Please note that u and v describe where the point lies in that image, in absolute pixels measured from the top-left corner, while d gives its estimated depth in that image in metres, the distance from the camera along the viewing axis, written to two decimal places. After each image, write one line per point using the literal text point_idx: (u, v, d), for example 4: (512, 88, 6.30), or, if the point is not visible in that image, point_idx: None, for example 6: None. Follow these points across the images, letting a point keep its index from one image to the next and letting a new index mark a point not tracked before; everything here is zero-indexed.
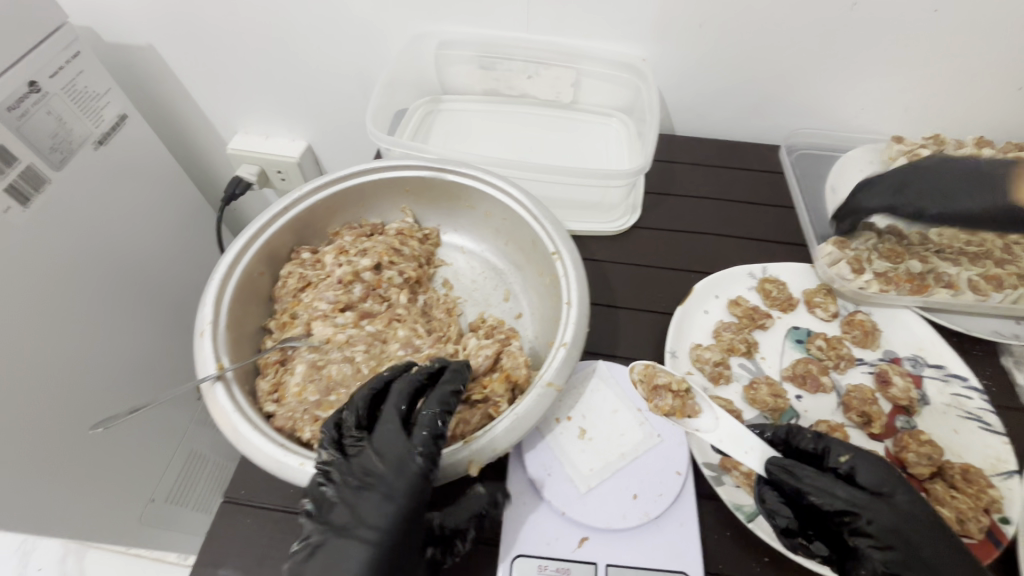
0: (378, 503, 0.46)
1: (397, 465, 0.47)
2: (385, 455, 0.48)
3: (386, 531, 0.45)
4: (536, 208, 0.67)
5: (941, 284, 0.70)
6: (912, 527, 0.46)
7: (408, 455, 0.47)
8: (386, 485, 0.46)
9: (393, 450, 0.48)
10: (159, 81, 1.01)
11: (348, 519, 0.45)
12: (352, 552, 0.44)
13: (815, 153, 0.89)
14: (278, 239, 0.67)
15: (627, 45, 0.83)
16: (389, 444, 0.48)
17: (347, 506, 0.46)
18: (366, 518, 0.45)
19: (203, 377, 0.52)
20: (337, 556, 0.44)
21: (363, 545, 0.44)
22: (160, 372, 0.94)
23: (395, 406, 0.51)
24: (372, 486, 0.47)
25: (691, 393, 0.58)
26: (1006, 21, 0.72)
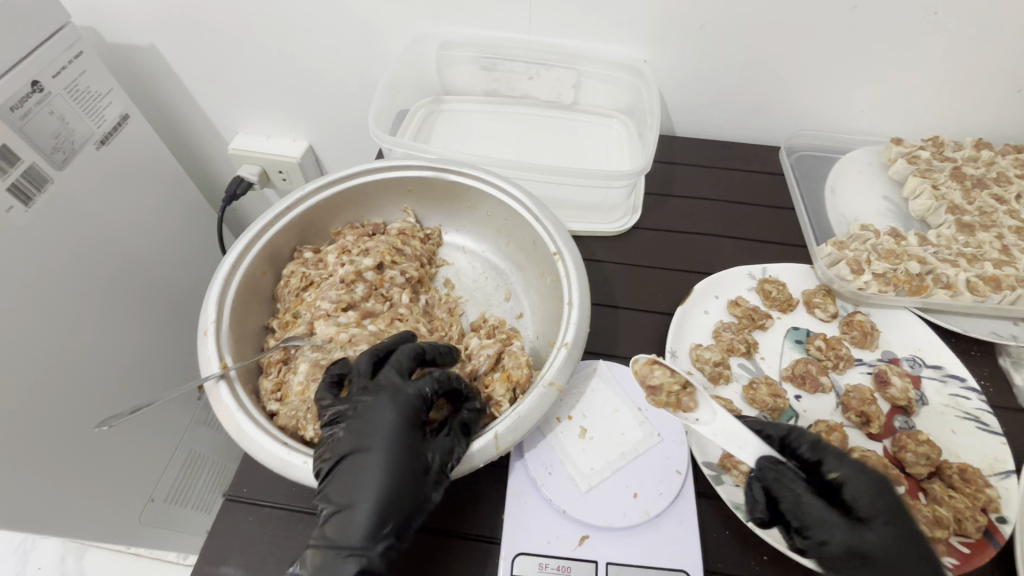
0: (386, 425, 0.49)
1: (391, 387, 0.50)
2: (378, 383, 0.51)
3: (389, 440, 0.47)
4: (538, 209, 0.67)
5: (939, 285, 0.71)
6: (872, 557, 0.45)
7: (399, 382, 0.51)
8: (381, 406, 0.49)
9: (386, 379, 0.51)
10: (161, 81, 1.02)
11: (352, 441, 0.48)
12: (366, 465, 0.46)
13: (815, 155, 0.90)
14: (281, 239, 0.67)
15: (628, 46, 0.84)
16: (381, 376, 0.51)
17: (349, 431, 0.48)
18: (369, 435, 0.47)
19: (207, 376, 0.53)
20: (351, 472, 0.46)
21: (372, 456, 0.46)
22: (161, 371, 0.94)
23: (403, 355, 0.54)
24: (369, 410, 0.49)
25: (689, 388, 0.56)
26: (1005, 23, 0.72)
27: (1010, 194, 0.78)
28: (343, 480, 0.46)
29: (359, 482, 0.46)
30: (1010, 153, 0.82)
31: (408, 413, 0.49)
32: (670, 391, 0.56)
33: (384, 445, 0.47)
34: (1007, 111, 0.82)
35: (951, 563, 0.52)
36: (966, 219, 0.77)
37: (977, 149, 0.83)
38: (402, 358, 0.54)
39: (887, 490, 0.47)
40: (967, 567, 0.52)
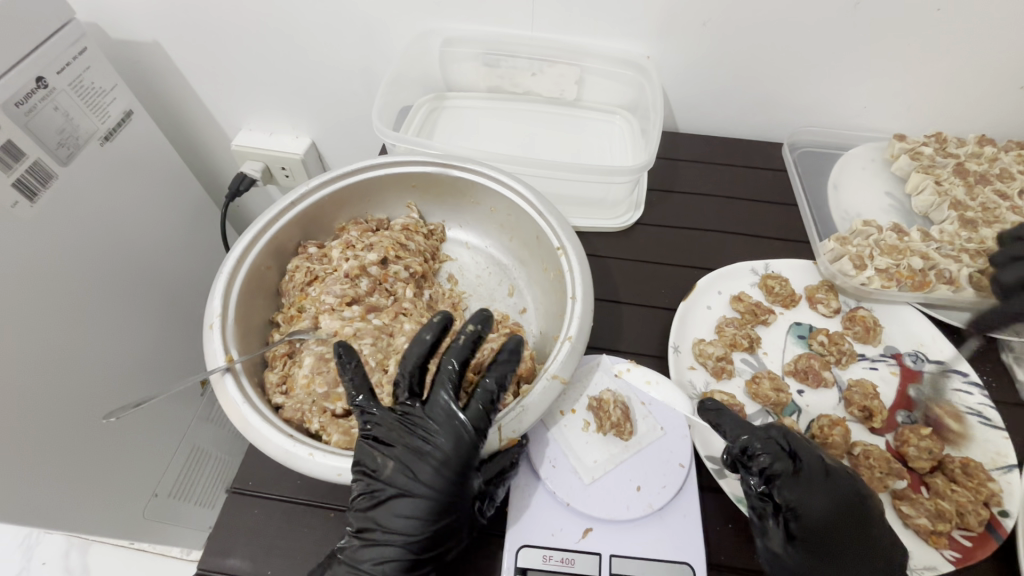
0: (433, 465, 0.49)
1: (451, 429, 0.50)
2: (438, 420, 0.51)
3: (439, 488, 0.49)
4: (541, 204, 0.68)
5: (942, 281, 0.71)
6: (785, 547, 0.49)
7: (461, 420, 0.50)
8: (438, 449, 0.50)
9: (446, 418, 0.51)
10: (164, 77, 1.02)
11: (404, 478, 0.49)
12: (411, 505, 0.49)
13: (816, 151, 0.90)
14: (286, 234, 0.68)
15: (631, 43, 0.84)
16: (442, 411, 0.51)
17: (402, 466, 0.50)
18: (421, 476, 0.49)
19: (213, 369, 0.53)
20: (396, 507, 0.49)
21: (419, 500, 0.49)
22: (165, 366, 0.94)
23: (450, 378, 0.52)
24: (426, 449, 0.50)
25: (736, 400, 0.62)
26: (1008, 19, 0.72)
27: (1013, 190, 0.78)
28: (387, 512, 0.49)
29: (402, 522, 0.48)
30: (1014, 150, 0.82)
31: (462, 459, 0.50)
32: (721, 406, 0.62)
33: (434, 492, 0.49)
34: (1010, 107, 0.82)
35: (952, 556, 0.53)
36: (969, 215, 0.77)
37: (980, 145, 0.83)
38: (452, 374, 0.52)
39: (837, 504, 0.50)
40: (969, 560, 0.52)
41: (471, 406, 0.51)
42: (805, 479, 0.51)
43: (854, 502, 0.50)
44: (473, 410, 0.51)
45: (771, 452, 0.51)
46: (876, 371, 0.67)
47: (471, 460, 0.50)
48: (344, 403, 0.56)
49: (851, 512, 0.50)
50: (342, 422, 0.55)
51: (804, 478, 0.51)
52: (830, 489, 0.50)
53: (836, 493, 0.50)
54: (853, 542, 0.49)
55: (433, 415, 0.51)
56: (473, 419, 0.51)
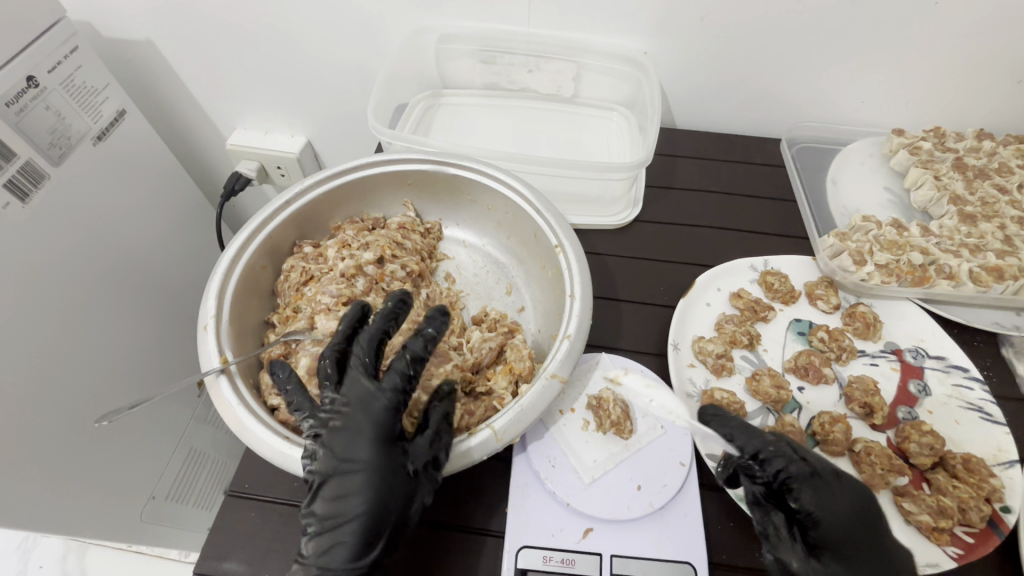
0: (355, 440, 0.48)
1: (363, 401, 0.49)
2: (349, 397, 0.49)
3: (369, 459, 0.47)
4: (538, 201, 0.67)
5: (941, 276, 0.70)
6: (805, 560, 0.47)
7: (372, 393, 0.49)
8: (356, 424, 0.48)
9: (358, 392, 0.50)
10: (157, 76, 1.01)
11: (332, 461, 0.47)
12: (351, 484, 0.47)
13: (815, 147, 0.90)
14: (281, 233, 0.67)
15: (629, 38, 0.83)
16: (354, 386, 0.50)
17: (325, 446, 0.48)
18: (349, 455, 0.47)
19: (207, 370, 0.52)
20: (334, 489, 0.47)
21: (356, 477, 0.47)
22: (160, 368, 0.94)
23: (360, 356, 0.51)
24: (344, 428, 0.48)
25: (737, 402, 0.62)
26: (1009, 12, 0.71)
27: (1012, 185, 0.78)
28: (328, 494, 0.47)
29: (348, 499, 0.46)
30: (1012, 144, 0.82)
31: (383, 427, 0.48)
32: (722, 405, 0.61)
33: (366, 466, 0.47)
34: (1008, 102, 0.82)
35: (954, 553, 0.52)
36: (967, 210, 0.76)
37: (979, 140, 0.83)
38: (364, 352, 0.51)
39: (854, 511, 0.48)
40: (970, 556, 0.52)
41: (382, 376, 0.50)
42: (820, 483, 0.49)
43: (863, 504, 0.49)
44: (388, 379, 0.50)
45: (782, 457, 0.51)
46: (876, 367, 0.66)
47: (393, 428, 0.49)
48: None
49: (864, 516, 0.48)
50: None
51: (815, 482, 0.50)
52: (842, 492, 0.49)
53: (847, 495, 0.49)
54: (874, 549, 0.47)
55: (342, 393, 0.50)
56: (387, 389, 0.50)
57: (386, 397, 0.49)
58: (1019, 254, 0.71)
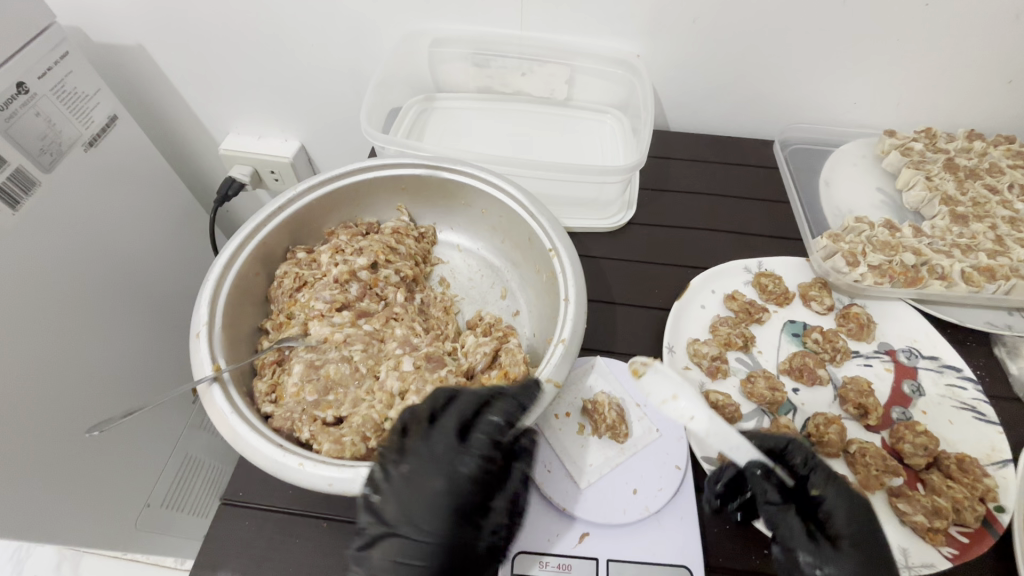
0: (434, 503, 0.48)
1: (448, 468, 0.49)
2: (432, 458, 0.49)
3: (438, 530, 0.47)
4: (532, 205, 0.67)
5: (934, 276, 0.70)
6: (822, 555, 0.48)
7: (458, 456, 0.50)
8: (434, 489, 0.48)
9: (443, 456, 0.50)
10: (149, 81, 1.00)
11: (405, 519, 0.47)
12: (411, 546, 0.46)
13: (808, 148, 0.90)
14: (274, 239, 0.66)
15: (622, 41, 0.83)
16: (441, 450, 0.50)
17: (396, 502, 0.47)
18: (419, 516, 0.47)
19: (199, 379, 0.52)
20: (393, 548, 0.46)
21: (418, 541, 0.47)
22: (153, 375, 0.93)
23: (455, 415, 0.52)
24: (421, 490, 0.48)
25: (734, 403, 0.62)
26: (997, 13, 0.72)
27: (1002, 184, 0.79)
28: (385, 550, 0.46)
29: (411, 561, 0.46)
30: (1002, 144, 0.83)
31: (460, 498, 0.48)
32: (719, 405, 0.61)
33: (434, 533, 0.47)
34: (998, 102, 0.83)
35: (949, 553, 0.52)
36: (959, 210, 0.77)
37: (969, 140, 0.83)
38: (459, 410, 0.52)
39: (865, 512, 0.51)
40: (965, 556, 0.52)
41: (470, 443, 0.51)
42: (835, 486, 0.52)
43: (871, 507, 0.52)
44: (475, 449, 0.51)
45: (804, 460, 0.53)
46: (870, 367, 0.66)
47: (468, 500, 0.49)
48: (334, 411, 0.55)
49: (872, 517, 0.50)
50: (332, 431, 0.53)
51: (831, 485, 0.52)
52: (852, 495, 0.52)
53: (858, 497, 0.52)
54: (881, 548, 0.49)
55: (425, 452, 0.50)
56: (473, 462, 0.50)
57: (470, 469, 0.50)
58: (1010, 255, 0.72)
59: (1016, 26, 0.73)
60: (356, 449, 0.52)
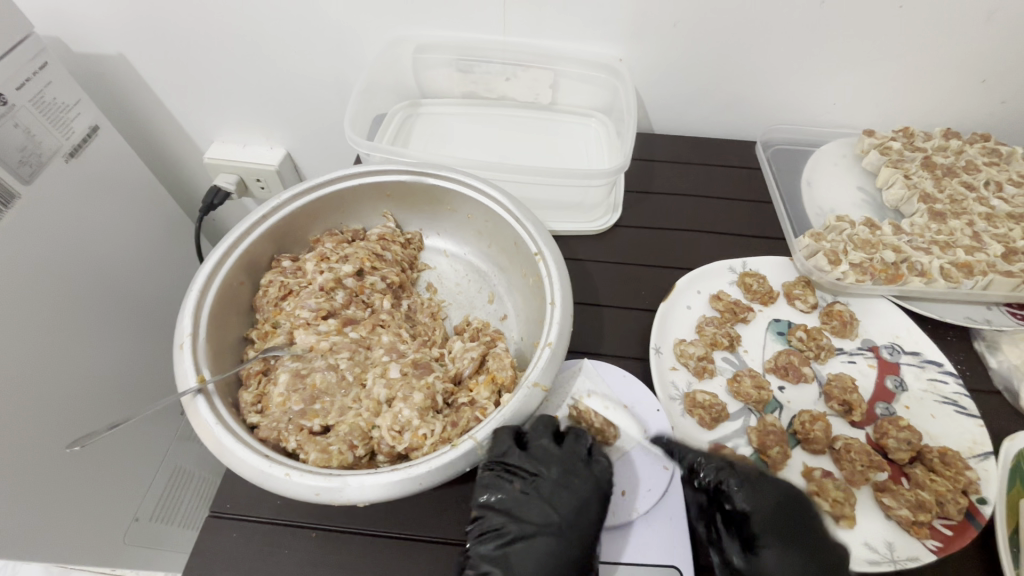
0: (571, 510, 0.50)
1: (590, 477, 0.52)
2: (571, 468, 0.53)
3: (589, 533, 0.49)
4: (517, 209, 0.67)
5: (914, 273, 0.72)
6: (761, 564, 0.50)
7: (592, 473, 0.53)
8: (581, 494, 0.51)
9: (581, 467, 0.53)
10: (130, 90, 0.99)
11: (541, 517, 0.50)
12: (554, 547, 0.49)
13: (789, 149, 0.92)
14: (258, 247, 0.66)
15: (604, 46, 0.84)
16: (579, 463, 0.53)
17: (537, 502, 0.51)
18: (567, 517, 0.50)
19: (183, 391, 0.51)
20: (537, 546, 0.49)
21: (566, 541, 0.49)
22: (137, 388, 0.92)
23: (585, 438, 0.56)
24: (564, 494, 0.51)
25: (720, 404, 0.62)
26: (968, 15, 0.74)
27: (978, 182, 0.80)
28: (528, 547, 0.49)
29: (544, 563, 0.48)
30: (977, 142, 0.84)
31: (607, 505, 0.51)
32: (705, 405, 0.61)
33: (571, 536, 0.49)
34: (972, 101, 0.85)
35: (934, 546, 0.53)
36: (937, 208, 0.78)
37: (946, 138, 0.85)
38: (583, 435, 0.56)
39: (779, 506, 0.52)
40: (950, 548, 0.53)
41: (597, 458, 0.54)
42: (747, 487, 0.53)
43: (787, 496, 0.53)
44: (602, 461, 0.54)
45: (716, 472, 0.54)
46: (854, 364, 0.67)
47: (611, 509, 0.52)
48: (321, 420, 0.54)
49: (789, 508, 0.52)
50: (320, 440, 0.52)
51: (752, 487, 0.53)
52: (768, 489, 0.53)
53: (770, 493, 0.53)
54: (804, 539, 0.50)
55: (565, 464, 0.53)
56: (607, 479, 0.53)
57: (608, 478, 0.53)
58: (987, 250, 0.73)
59: (987, 27, 0.75)
60: (343, 458, 0.51)
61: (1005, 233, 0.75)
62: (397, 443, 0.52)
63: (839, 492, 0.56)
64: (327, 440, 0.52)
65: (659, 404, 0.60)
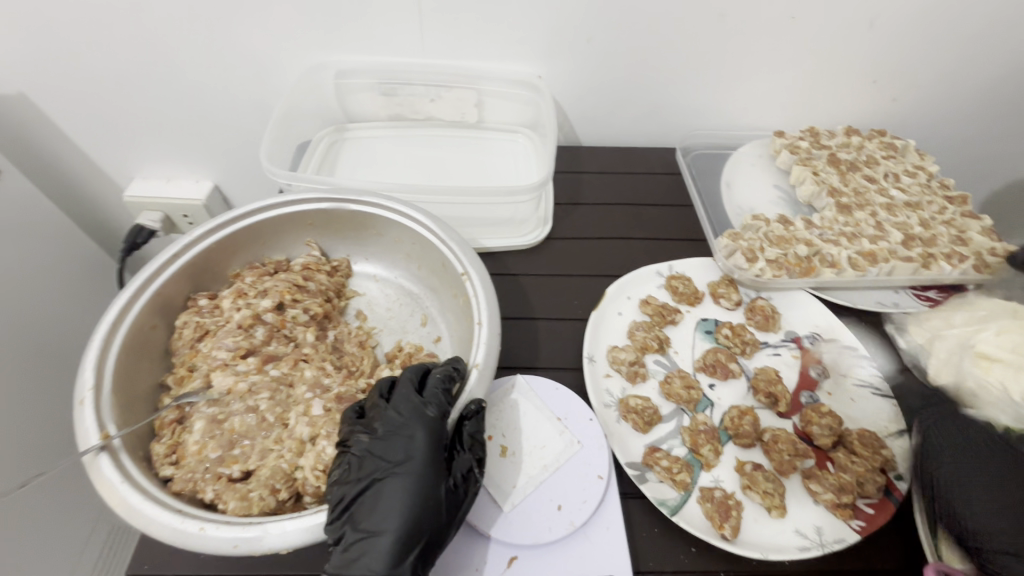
0: (404, 443, 0.49)
1: (415, 412, 0.50)
2: (400, 409, 0.51)
3: (419, 467, 0.47)
4: (442, 231, 0.67)
5: (826, 265, 0.75)
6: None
7: (420, 403, 0.51)
8: (408, 432, 0.49)
9: (410, 406, 0.51)
10: (34, 130, 0.94)
11: (375, 467, 0.48)
12: (393, 488, 0.46)
13: (709, 153, 0.96)
14: (170, 288, 0.63)
15: (522, 64, 0.86)
16: (405, 400, 0.52)
17: (371, 455, 0.49)
18: (398, 458, 0.48)
19: (85, 450, 0.47)
20: (383, 493, 0.46)
21: (403, 481, 0.46)
22: (55, 447, 0.85)
23: (410, 374, 0.54)
24: (393, 436, 0.49)
25: (653, 408, 0.63)
26: (855, 23, 0.79)
27: (879, 174, 0.86)
28: (371, 500, 0.46)
29: (389, 506, 0.45)
30: (876, 138, 0.91)
31: (436, 439, 0.49)
32: (638, 411, 0.62)
33: (408, 469, 0.47)
34: (868, 100, 0.91)
35: (858, 526, 0.55)
36: (844, 201, 0.83)
37: (848, 136, 0.90)
38: (411, 372, 0.55)
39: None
40: (872, 526, 0.55)
41: (427, 394, 0.53)
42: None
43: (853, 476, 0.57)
44: (433, 397, 0.53)
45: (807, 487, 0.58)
46: (779, 356, 0.70)
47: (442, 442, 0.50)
48: (241, 465, 0.52)
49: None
50: (239, 487, 0.50)
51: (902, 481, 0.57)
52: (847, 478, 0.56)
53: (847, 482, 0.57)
54: None
55: (396, 407, 0.51)
56: (437, 407, 0.51)
57: (437, 411, 0.51)
58: (890, 238, 0.77)
59: (871, 32, 0.81)
60: (265, 504, 0.49)
61: (904, 221, 0.80)
62: (322, 482, 0.51)
63: (769, 484, 0.57)
64: (248, 488, 0.50)
65: (593, 414, 0.61)
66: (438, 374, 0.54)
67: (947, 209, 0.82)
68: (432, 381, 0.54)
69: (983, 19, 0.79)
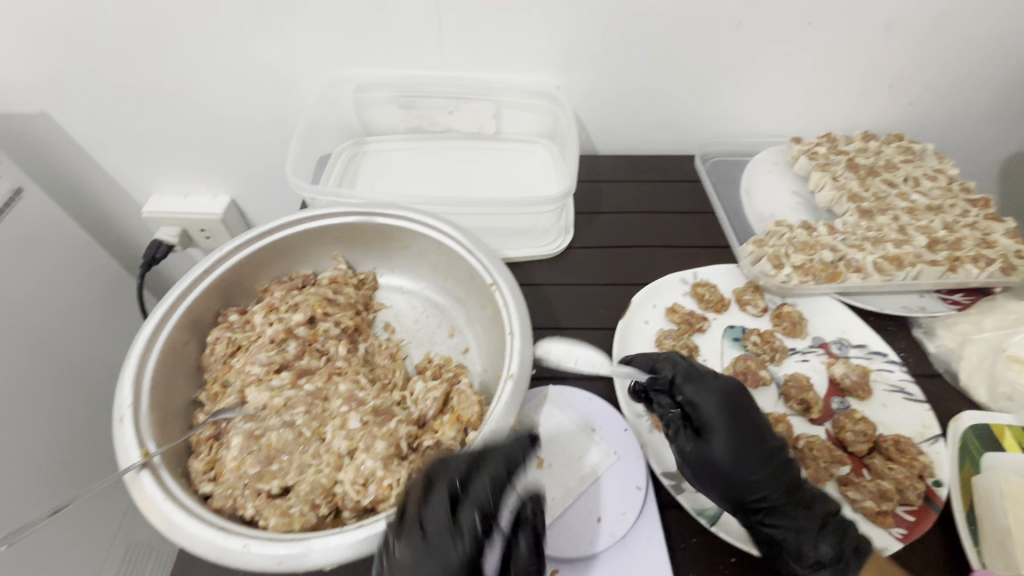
0: None
1: (442, 547, 0.43)
2: (428, 536, 0.43)
3: None
4: (470, 242, 0.67)
5: (851, 270, 0.75)
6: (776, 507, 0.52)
7: (454, 532, 0.44)
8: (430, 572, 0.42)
9: (439, 531, 0.44)
10: (55, 148, 0.95)
11: None
12: None
13: (727, 160, 0.96)
14: (203, 304, 0.63)
15: (542, 75, 0.86)
16: (435, 525, 0.44)
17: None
18: None
19: (126, 468, 0.47)
20: None
21: None
22: (77, 466, 0.84)
23: (448, 485, 0.46)
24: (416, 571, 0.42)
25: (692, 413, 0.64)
26: (870, 28, 0.80)
27: (899, 178, 0.86)
28: None
29: None
30: (893, 142, 0.91)
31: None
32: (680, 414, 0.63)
33: None
34: (884, 105, 0.92)
35: (899, 534, 0.55)
36: (865, 206, 0.83)
37: (866, 141, 0.91)
38: (455, 478, 0.46)
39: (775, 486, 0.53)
40: (915, 535, 0.54)
41: (465, 519, 0.45)
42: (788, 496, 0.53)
43: (737, 404, 0.55)
44: (470, 521, 0.45)
45: (662, 412, 0.59)
46: (808, 362, 0.70)
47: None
48: (279, 481, 0.52)
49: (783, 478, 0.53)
50: (279, 503, 0.50)
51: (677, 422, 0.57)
52: (723, 408, 0.54)
53: (738, 426, 0.54)
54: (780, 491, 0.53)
55: (426, 528, 0.44)
56: (471, 542, 0.44)
57: (469, 547, 0.44)
58: (913, 242, 0.77)
59: (887, 37, 0.81)
60: (306, 519, 0.49)
61: (927, 226, 0.80)
62: (362, 496, 0.51)
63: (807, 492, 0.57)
64: (287, 505, 0.49)
65: (626, 424, 0.61)
66: (482, 488, 0.46)
67: (969, 212, 0.82)
68: (475, 496, 0.46)
69: (999, 23, 0.80)
